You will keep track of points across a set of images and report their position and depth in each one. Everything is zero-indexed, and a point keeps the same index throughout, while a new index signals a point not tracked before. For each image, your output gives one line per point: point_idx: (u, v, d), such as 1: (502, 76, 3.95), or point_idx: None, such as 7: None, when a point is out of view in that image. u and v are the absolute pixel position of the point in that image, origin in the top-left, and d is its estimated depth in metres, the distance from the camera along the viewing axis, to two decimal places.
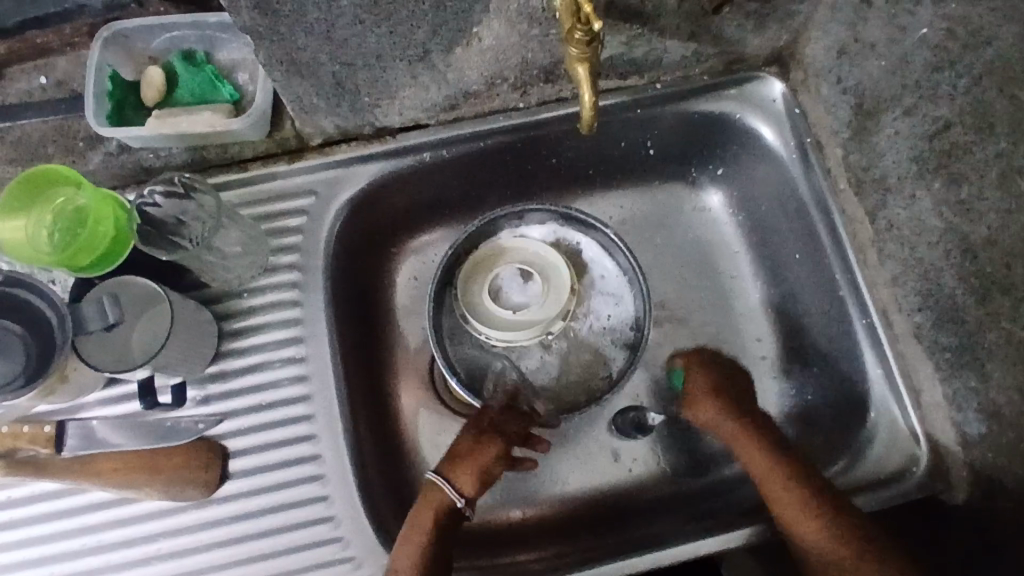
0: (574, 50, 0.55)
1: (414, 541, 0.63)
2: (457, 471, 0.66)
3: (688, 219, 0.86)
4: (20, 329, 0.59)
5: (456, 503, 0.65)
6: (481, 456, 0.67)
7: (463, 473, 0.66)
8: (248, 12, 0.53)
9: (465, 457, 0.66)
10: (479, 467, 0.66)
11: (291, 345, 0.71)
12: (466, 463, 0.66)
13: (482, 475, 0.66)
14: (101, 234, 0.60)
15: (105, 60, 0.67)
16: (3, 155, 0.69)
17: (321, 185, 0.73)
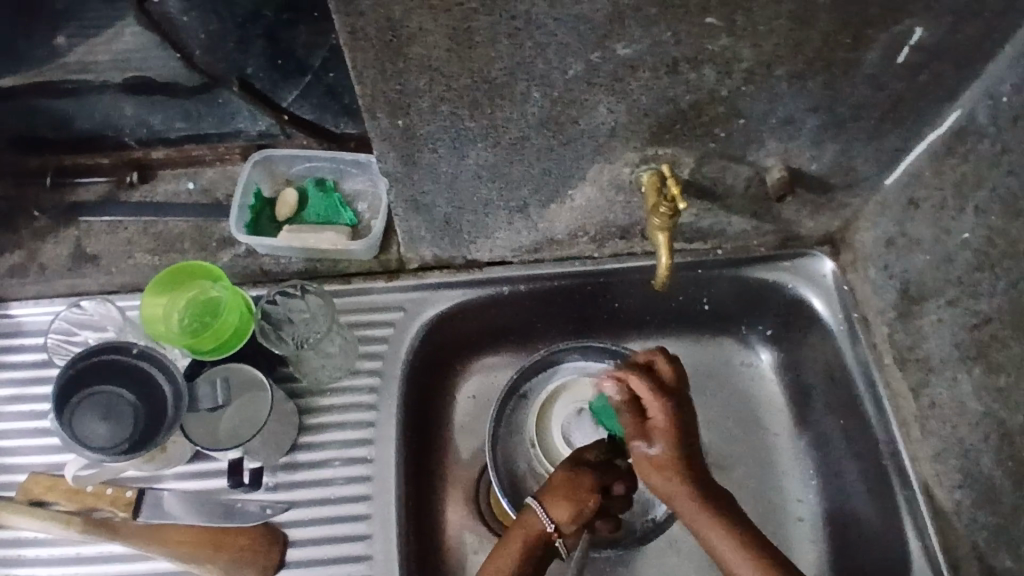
0: (658, 220, 0.66)
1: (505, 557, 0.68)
2: (547, 499, 0.70)
3: (736, 373, 0.92)
4: (134, 399, 0.64)
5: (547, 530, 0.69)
6: (575, 486, 0.71)
7: (551, 501, 0.70)
8: (392, 161, 0.64)
9: (563, 492, 0.70)
10: (574, 496, 0.70)
11: (361, 444, 0.76)
12: (557, 493, 0.71)
13: (577, 509, 0.70)
14: (226, 323, 0.68)
15: (252, 179, 0.79)
16: (146, 244, 0.79)
17: (410, 303, 0.81)
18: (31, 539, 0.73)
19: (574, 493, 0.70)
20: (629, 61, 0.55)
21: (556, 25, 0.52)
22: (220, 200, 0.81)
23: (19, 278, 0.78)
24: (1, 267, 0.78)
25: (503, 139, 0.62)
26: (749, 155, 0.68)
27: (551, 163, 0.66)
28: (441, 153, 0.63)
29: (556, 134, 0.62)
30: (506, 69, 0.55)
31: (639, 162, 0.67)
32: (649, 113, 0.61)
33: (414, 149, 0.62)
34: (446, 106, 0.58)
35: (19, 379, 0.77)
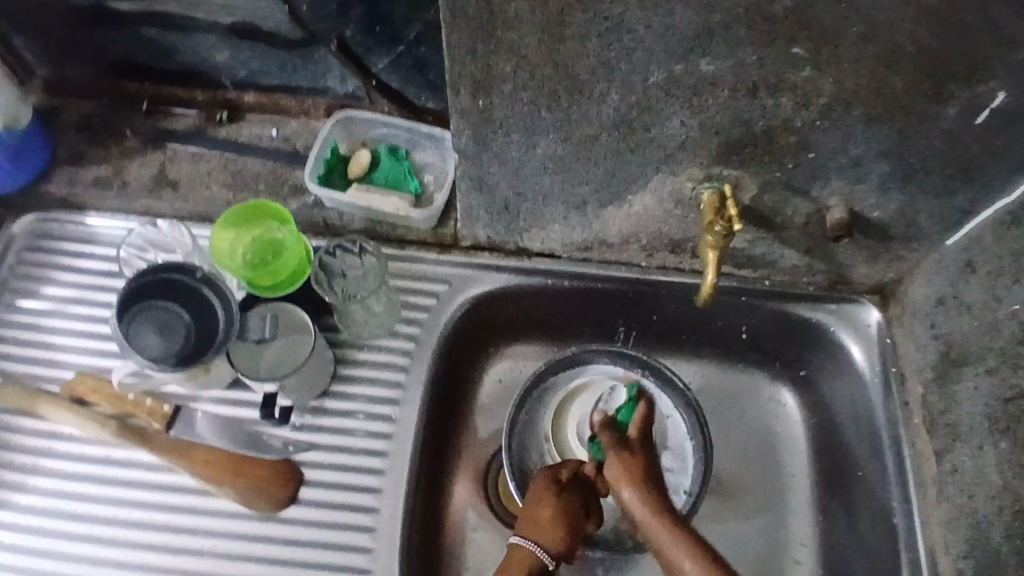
0: (711, 237, 0.66)
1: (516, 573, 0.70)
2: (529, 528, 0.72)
3: (761, 406, 0.92)
4: (190, 319, 0.68)
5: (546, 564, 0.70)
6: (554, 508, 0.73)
7: (528, 528, 0.72)
8: (465, 138, 0.66)
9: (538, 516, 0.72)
10: (554, 519, 0.72)
11: (387, 404, 0.79)
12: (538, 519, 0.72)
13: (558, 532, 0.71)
14: (285, 265, 0.73)
15: (331, 135, 0.83)
16: (224, 179, 0.84)
17: (456, 279, 0.84)
18: (63, 435, 0.77)
19: (548, 517, 0.72)
20: (710, 78, 0.57)
21: (645, 32, 0.54)
22: (298, 150, 0.85)
23: (102, 189, 0.84)
24: (87, 178, 0.85)
25: (574, 134, 0.64)
26: (812, 191, 0.68)
27: (616, 166, 0.68)
28: (513, 138, 0.66)
29: (625, 138, 0.64)
30: (590, 67, 0.57)
31: (703, 178, 0.68)
32: (720, 132, 0.62)
33: (487, 130, 0.65)
34: (526, 94, 0.60)
35: (88, 283, 0.83)
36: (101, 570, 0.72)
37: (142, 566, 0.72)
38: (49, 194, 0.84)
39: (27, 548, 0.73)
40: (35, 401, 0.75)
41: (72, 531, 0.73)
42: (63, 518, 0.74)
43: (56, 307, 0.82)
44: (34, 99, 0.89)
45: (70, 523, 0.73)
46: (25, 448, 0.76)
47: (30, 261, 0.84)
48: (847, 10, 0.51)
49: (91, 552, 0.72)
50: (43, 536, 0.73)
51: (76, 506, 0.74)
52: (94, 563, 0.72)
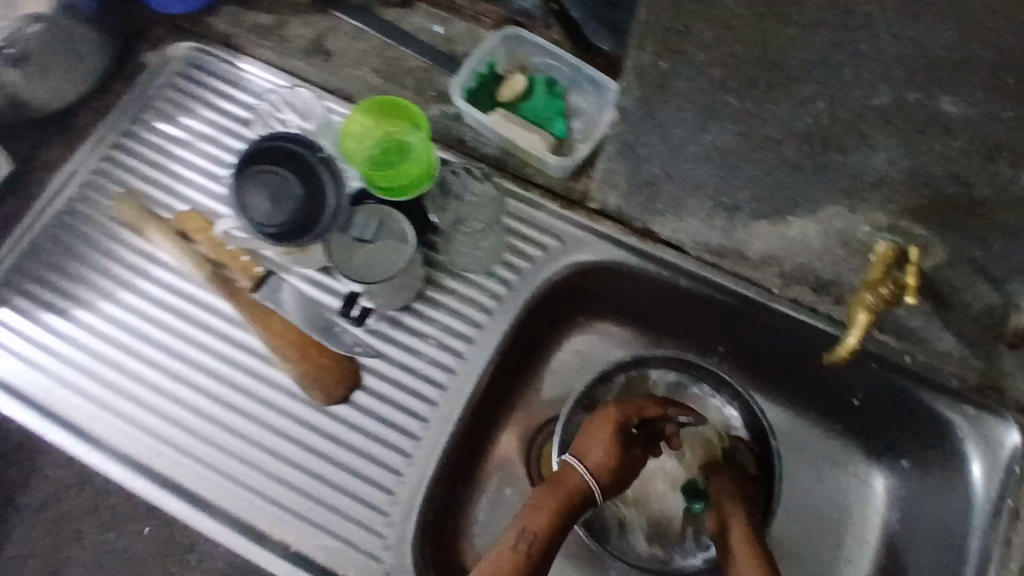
0: (870, 297, 0.58)
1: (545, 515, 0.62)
2: (594, 460, 0.67)
3: (844, 478, 0.84)
4: (302, 194, 0.65)
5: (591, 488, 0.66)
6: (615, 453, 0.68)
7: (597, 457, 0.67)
8: (633, 99, 0.59)
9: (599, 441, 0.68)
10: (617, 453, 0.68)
11: (461, 339, 0.77)
12: (597, 454, 0.68)
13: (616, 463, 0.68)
14: (409, 172, 0.69)
15: (493, 50, 0.78)
16: (375, 63, 0.80)
17: (570, 239, 0.79)
18: (160, 262, 0.79)
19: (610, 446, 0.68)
20: (946, 119, 0.46)
21: (891, 44, 0.44)
22: (456, 55, 0.80)
23: (261, 38, 0.82)
24: (251, 23, 0.83)
25: (756, 133, 0.56)
26: (1008, 284, 0.57)
27: (786, 181, 0.59)
28: (684, 115, 0.58)
29: (813, 155, 0.55)
30: (804, 64, 0.48)
31: (884, 227, 0.58)
32: (928, 185, 0.52)
33: (660, 98, 0.57)
34: (714, 74, 0.52)
35: (222, 124, 0.83)
36: (157, 399, 0.75)
37: (193, 409, 0.74)
38: (212, 28, 0.84)
39: (102, 355, 0.76)
40: (147, 223, 0.78)
41: (143, 354, 0.76)
42: (139, 339, 0.77)
43: (190, 140, 0.83)
44: None
45: (144, 346, 0.76)
46: (124, 262, 0.79)
47: (180, 87, 0.85)
48: None
49: (154, 379, 0.75)
50: (118, 349, 0.76)
51: (153, 332, 0.77)
52: (154, 390, 0.75)
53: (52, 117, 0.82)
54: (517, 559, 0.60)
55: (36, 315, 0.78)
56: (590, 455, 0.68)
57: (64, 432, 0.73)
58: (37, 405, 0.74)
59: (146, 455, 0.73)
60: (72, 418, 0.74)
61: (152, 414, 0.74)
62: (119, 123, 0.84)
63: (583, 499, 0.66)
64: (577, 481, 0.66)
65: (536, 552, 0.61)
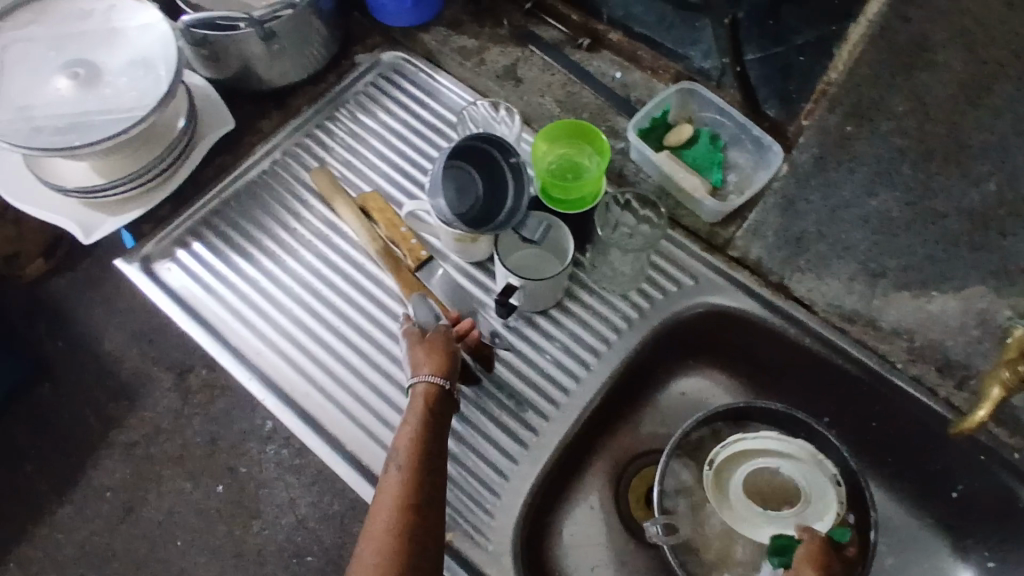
0: (1005, 373, 0.61)
1: (411, 421, 0.67)
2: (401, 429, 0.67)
3: (931, 574, 0.83)
4: (483, 195, 0.76)
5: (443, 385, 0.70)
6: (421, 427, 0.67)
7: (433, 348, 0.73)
8: (807, 156, 0.66)
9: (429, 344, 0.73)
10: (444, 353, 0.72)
11: (590, 352, 0.83)
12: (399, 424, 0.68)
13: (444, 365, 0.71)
14: (584, 189, 0.76)
15: (668, 99, 0.86)
16: (558, 95, 0.90)
17: (705, 281, 0.84)
18: (339, 231, 0.89)
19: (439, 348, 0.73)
20: None
21: None
22: (631, 100, 0.89)
23: (461, 58, 0.94)
24: (455, 44, 0.95)
25: (923, 203, 0.62)
26: None
27: (940, 254, 0.64)
28: (854, 176, 0.64)
29: (974, 232, 0.60)
30: None
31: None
32: None
33: (835, 156, 0.64)
34: (897, 141, 0.60)
35: (410, 125, 0.94)
36: (313, 346, 0.83)
37: (344, 361, 0.82)
38: (421, 43, 0.97)
39: (275, 299, 0.86)
40: (336, 195, 0.88)
41: (310, 305, 0.86)
42: (309, 292, 0.86)
43: (380, 132, 0.94)
44: None
45: (313, 298, 0.86)
46: (309, 225, 0.90)
47: (381, 88, 0.97)
48: None
49: (314, 329, 0.84)
50: (290, 297, 0.86)
51: (323, 288, 0.86)
52: (313, 338, 0.84)
53: (272, 93, 0.96)
54: (405, 485, 0.62)
55: (227, 254, 0.89)
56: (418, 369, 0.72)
57: (231, 357, 0.83)
58: (212, 330, 0.84)
59: (297, 392, 0.81)
60: (238, 347, 0.83)
61: (307, 359, 0.83)
62: (324, 108, 0.96)
63: (441, 398, 0.70)
64: (426, 386, 0.70)
65: (405, 463, 0.64)
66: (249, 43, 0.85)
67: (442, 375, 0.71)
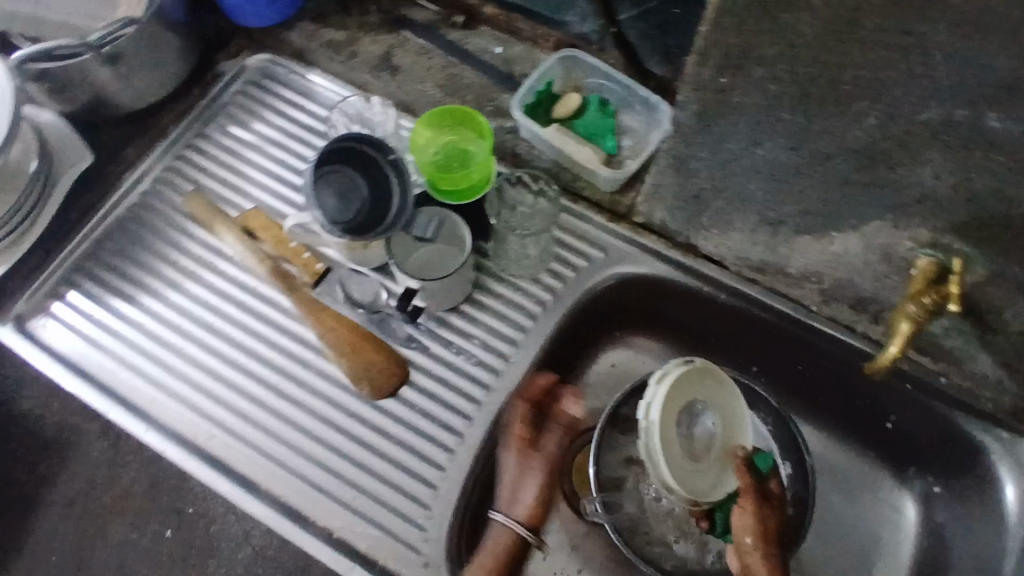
0: (911, 307, 0.61)
1: (491, 560, 0.71)
2: (505, 503, 0.74)
3: (875, 504, 0.85)
4: (368, 195, 0.70)
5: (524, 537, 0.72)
6: (542, 488, 0.75)
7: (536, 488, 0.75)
8: (689, 114, 0.63)
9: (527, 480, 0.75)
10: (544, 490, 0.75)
11: (506, 342, 0.80)
12: (505, 490, 0.74)
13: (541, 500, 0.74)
14: (471, 175, 0.72)
15: (550, 70, 0.83)
16: (437, 78, 0.85)
17: (614, 251, 0.82)
18: (225, 257, 0.84)
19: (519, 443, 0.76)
20: (993, 136, 0.50)
21: (943, 62, 0.47)
22: (514, 75, 0.85)
23: (331, 52, 0.88)
24: (323, 38, 0.88)
25: (807, 146, 0.59)
26: None
27: (832, 196, 0.62)
28: (739, 129, 0.61)
29: (861, 170, 0.58)
30: (858, 82, 0.52)
31: (926, 243, 0.61)
32: (973, 199, 0.55)
33: (717, 112, 0.61)
34: (775, 87, 0.55)
35: (286, 131, 0.88)
36: (214, 385, 0.78)
37: (247, 396, 0.78)
38: (285, 40, 0.90)
39: (165, 342, 0.80)
40: (214, 219, 0.82)
41: (203, 341, 0.80)
42: (200, 327, 0.81)
43: (257, 144, 0.88)
44: None
45: (205, 334, 0.81)
46: (191, 255, 0.84)
47: (251, 95, 0.91)
48: None
49: (212, 367, 0.79)
50: (181, 336, 0.81)
51: (214, 322, 0.81)
52: (212, 377, 0.79)
53: (131, 117, 0.88)
54: None
55: (107, 301, 0.82)
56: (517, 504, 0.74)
57: (125, 412, 0.77)
58: (102, 386, 0.78)
59: (201, 437, 0.76)
60: (133, 400, 0.78)
61: (208, 400, 0.78)
62: (192, 126, 0.89)
63: (525, 547, 0.73)
64: (507, 535, 0.72)
65: None
66: (94, 71, 0.78)
67: (527, 522, 0.73)
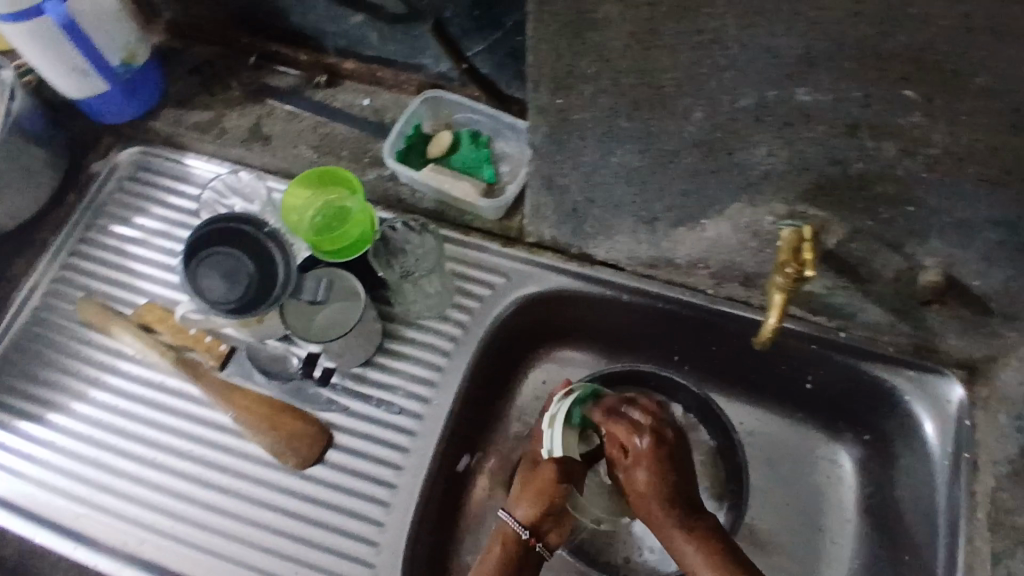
0: (779, 279, 0.61)
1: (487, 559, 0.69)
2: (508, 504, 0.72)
3: (817, 464, 0.86)
4: (253, 270, 0.70)
5: (520, 533, 0.70)
6: (544, 497, 0.70)
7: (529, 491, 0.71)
8: (542, 135, 0.65)
9: (529, 485, 0.72)
10: (546, 493, 0.70)
11: (424, 385, 0.79)
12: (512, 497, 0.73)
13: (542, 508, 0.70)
14: (349, 233, 0.73)
15: (417, 112, 0.84)
16: (311, 140, 0.86)
17: (515, 274, 0.83)
18: (127, 357, 0.82)
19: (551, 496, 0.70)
20: (806, 108, 0.53)
21: (741, 52, 0.50)
22: (385, 123, 0.87)
23: (200, 133, 0.87)
24: (190, 121, 0.88)
25: (654, 147, 0.62)
26: (905, 247, 0.63)
27: (692, 187, 0.65)
28: (589, 142, 0.64)
29: (707, 159, 0.61)
30: (676, 80, 0.54)
31: (784, 215, 0.64)
32: (810, 168, 0.58)
33: (564, 130, 0.63)
34: (607, 99, 0.58)
35: (170, 219, 0.87)
36: (137, 487, 0.77)
37: (173, 492, 0.76)
38: (153, 130, 0.89)
39: (78, 454, 0.78)
40: (108, 321, 0.82)
41: (118, 446, 0.78)
42: (113, 433, 0.79)
43: (143, 237, 0.87)
44: (156, 38, 0.94)
45: (119, 438, 0.79)
46: (91, 361, 0.82)
47: (129, 189, 0.90)
48: (975, 54, 0.45)
49: (132, 470, 0.77)
50: (93, 445, 0.78)
51: (127, 424, 0.79)
52: (133, 480, 0.77)
53: (9, 235, 0.86)
54: None
55: (11, 424, 0.79)
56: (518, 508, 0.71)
57: (49, 533, 0.75)
58: (20, 512, 0.76)
59: (131, 544, 0.74)
60: (54, 520, 0.76)
61: (133, 504, 0.76)
62: (73, 232, 0.88)
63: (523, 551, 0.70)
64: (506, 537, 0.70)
65: None
66: None
67: (527, 523, 0.70)
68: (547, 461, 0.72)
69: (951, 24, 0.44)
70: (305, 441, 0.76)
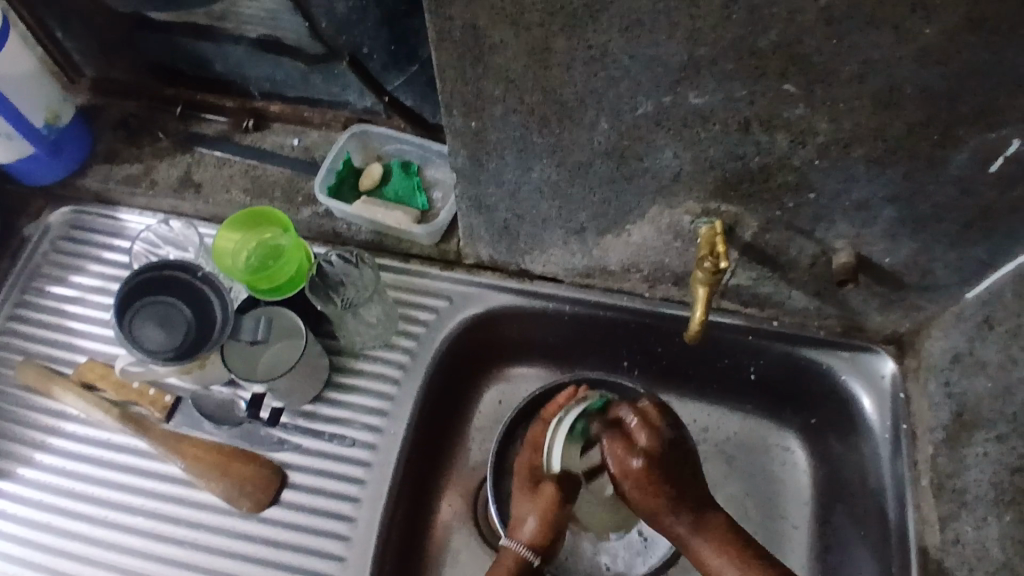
0: (700, 273, 0.65)
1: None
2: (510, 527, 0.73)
3: (770, 454, 0.86)
4: (190, 315, 0.71)
5: (529, 557, 0.71)
6: (546, 514, 0.72)
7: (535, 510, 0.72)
8: (462, 158, 0.67)
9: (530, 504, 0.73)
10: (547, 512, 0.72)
11: (376, 414, 0.80)
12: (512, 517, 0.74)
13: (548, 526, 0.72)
14: (283, 270, 0.75)
15: (346, 147, 0.86)
16: (243, 184, 0.87)
17: (457, 296, 0.84)
18: (70, 417, 0.81)
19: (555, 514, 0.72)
20: (700, 110, 0.56)
21: (632, 62, 0.53)
22: (316, 161, 0.88)
23: (131, 186, 0.88)
24: (119, 175, 0.88)
25: (568, 160, 0.64)
26: (815, 231, 0.66)
27: (611, 194, 0.67)
28: (508, 160, 0.66)
29: (619, 167, 0.64)
30: (578, 95, 0.57)
31: (700, 213, 0.67)
32: (715, 166, 0.61)
33: (482, 151, 0.65)
34: (517, 118, 0.60)
35: (107, 275, 0.87)
36: (90, 549, 0.75)
37: (129, 549, 0.75)
38: (84, 188, 0.89)
39: (29, 520, 0.76)
40: (50, 383, 0.80)
41: (69, 508, 0.77)
42: (62, 496, 0.77)
43: (80, 295, 0.86)
44: (79, 97, 0.94)
45: (69, 500, 0.77)
46: (34, 425, 0.81)
47: (62, 249, 0.89)
48: (840, 46, 0.49)
49: (83, 531, 0.76)
50: (43, 510, 0.77)
51: (77, 486, 0.78)
52: (86, 541, 0.75)
53: None
54: None
55: None
56: (523, 529, 0.72)
57: None
58: None
59: None
60: None
61: (88, 566, 0.74)
62: (9, 297, 0.87)
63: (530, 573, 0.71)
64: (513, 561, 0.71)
65: None
66: None
67: (534, 545, 0.71)
68: (547, 479, 0.74)
69: (813, 19, 0.48)
70: (258, 483, 0.76)
